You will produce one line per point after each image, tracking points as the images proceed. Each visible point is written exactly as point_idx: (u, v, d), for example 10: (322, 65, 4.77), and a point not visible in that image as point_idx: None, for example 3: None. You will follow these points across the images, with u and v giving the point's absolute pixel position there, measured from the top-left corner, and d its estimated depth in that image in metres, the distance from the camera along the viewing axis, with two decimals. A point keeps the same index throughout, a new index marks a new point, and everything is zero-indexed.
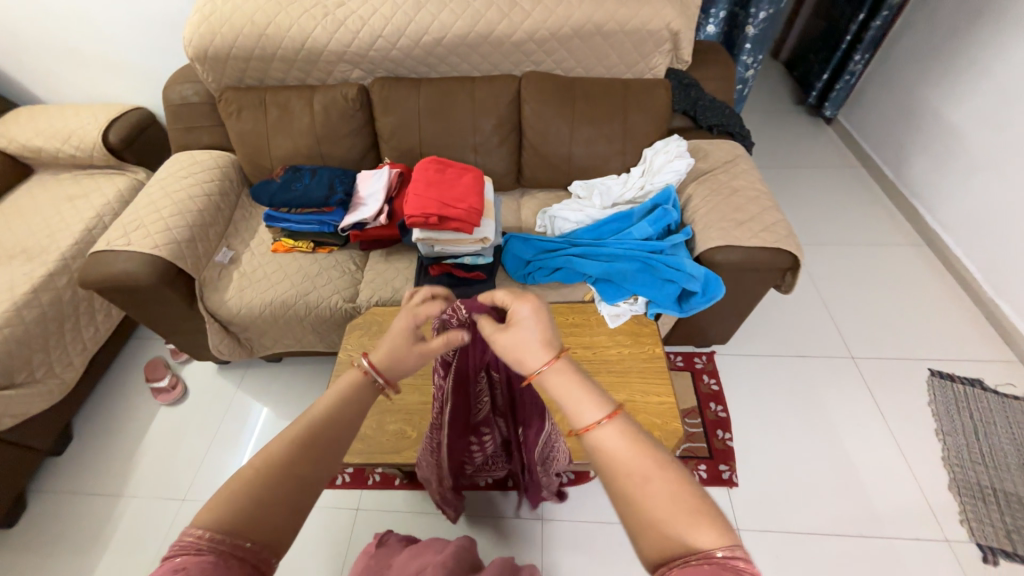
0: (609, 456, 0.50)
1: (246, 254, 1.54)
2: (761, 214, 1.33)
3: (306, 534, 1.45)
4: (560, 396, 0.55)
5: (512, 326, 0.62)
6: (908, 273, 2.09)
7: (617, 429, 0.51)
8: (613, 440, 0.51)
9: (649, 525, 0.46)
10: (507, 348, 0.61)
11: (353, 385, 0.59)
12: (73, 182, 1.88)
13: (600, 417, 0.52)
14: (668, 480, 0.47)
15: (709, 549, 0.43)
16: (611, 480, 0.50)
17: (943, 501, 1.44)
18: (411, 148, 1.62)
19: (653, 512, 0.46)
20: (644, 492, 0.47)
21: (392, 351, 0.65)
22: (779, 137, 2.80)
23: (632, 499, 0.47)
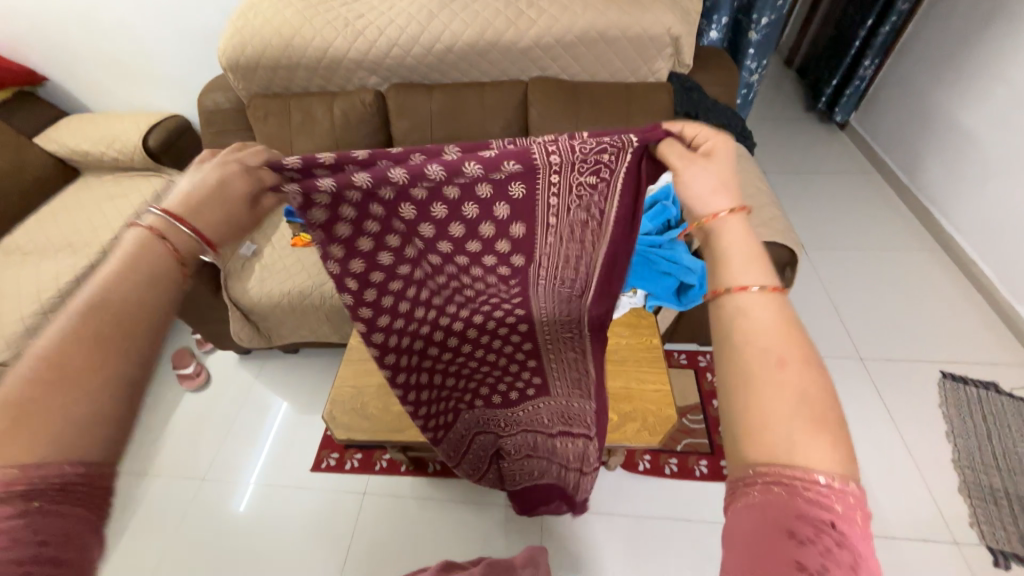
0: (751, 329, 0.47)
1: (267, 247, 1.64)
2: (758, 210, 1.36)
3: (317, 515, 1.52)
4: (725, 244, 0.52)
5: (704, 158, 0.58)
6: (921, 276, 2.06)
7: (772, 307, 0.48)
8: (765, 318, 0.47)
9: (759, 417, 0.43)
10: (692, 175, 0.57)
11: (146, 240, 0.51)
12: (115, 183, 2.04)
13: (761, 285, 0.48)
14: (806, 382, 0.44)
15: (815, 472, 0.40)
16: (738, 350, 0.47)
17: (953, 504, 1.41)
18: None
19: (767, 406, 0.43)
20: (778, 378, 0.44)
21: (202, 206, 0.56)
22: (789, 142, 2.81)
23: (755, 388, 0.44)
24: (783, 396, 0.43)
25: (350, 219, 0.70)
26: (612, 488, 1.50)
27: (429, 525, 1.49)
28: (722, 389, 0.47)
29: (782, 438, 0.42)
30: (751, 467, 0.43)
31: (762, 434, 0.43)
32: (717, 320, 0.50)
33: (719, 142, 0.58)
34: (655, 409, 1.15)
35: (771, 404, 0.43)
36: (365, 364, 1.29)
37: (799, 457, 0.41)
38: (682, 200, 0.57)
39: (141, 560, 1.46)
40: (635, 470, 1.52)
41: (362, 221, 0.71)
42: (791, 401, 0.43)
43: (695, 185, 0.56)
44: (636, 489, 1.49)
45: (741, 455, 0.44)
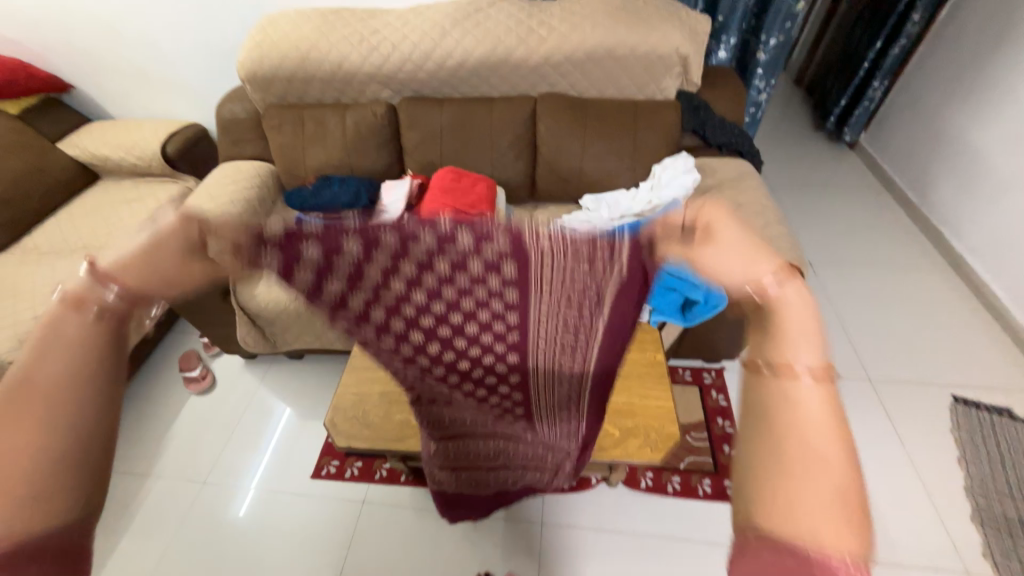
0: (796, 410, 0.44)
1: None
2: (764, 228, 1.36)
3: (316, 523, 1.51)
4: (786, 320, 0.49)
5: (712, 242, 0.53)
6: (932, 297, 2.03)
7: (821, 392, 0.44)
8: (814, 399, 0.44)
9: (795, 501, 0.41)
10: (711, 259, 0.52)
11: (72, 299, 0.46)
12: (132, 187, 2.09)
13: (813, 367, 0.44)
14: (844, 475, 0.42)
15: (836, 562, 0.39)
16: (781, 425, 0.44)
17: (965, 533, 1.37)
18: (432, 161, 1.73)
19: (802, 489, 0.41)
20: (816, 465, 0.41)
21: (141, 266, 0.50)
22: (798, 160, 2.81)
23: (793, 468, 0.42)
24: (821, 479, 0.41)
25: (333, 293, 0.67)
26: (613, 505, 1.48)
27: (427, 537, 1.47)
28: (749, 463, 0.44)
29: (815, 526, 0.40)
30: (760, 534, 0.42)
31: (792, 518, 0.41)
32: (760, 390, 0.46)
33: (711, 215, 0.54)
34: (658, 426, 1.14)
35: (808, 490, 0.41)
36: (366, 373, 1.30)
37: (824, 546, 0.39)
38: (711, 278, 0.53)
39: (138, 563, 1.46)
40: (637, 487, 1.50)
41: (347, 293, 0.68)
42: (826, 487, 0.41)
43: (724, 269, 0.52)
44: (637, 507, 1.47)
45: (755, 526, 0.42)
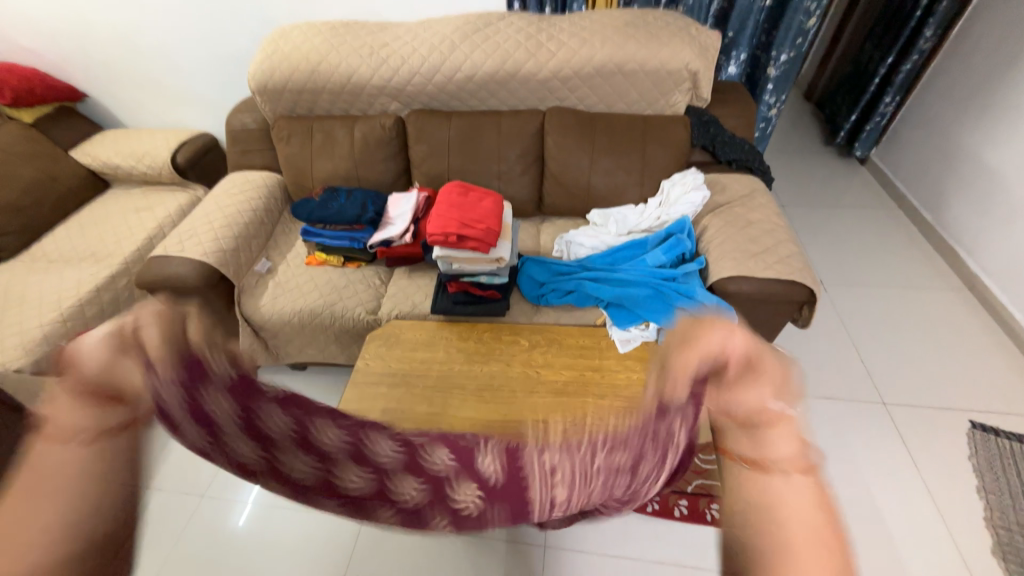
0: (779, 499, 0.51)
1: (282, 265, 1.66)
2: (776, 247, 1.33)
3: (315, 540, 1.49)
4: (779, 436, 0.56)
5: (758, 374, 0.62)
6: (947, 318, 1.98)
7: (806, 485, 0.52)
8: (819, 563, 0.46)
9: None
10: (758, 397, 0.60)
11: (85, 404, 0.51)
12: (142, 196, 2.11)
13: (795, 470, 0.53)
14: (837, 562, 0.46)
15: None
16: (773, 510, 0.51)
17: (985, 568, 1.32)
18: (439, 174, 1.73)
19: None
20: (805, 545, 0.47)
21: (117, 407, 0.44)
22: (807, 175, 2.79)
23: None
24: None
25: None
26: (619, 529, 1.44)
27: (427, 558, 1.43)
28: (748, 523, 0.51)
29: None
30: None
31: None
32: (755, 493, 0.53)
33: (773, 363, 0.62)
34: None
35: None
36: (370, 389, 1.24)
37: None
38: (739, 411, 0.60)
39: None
40: (644, 510, 1.46)
41: (291, 437, 0.86)
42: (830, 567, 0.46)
43: (743, 400, 0.60)
44: (643, 532, 1.43)
45: None
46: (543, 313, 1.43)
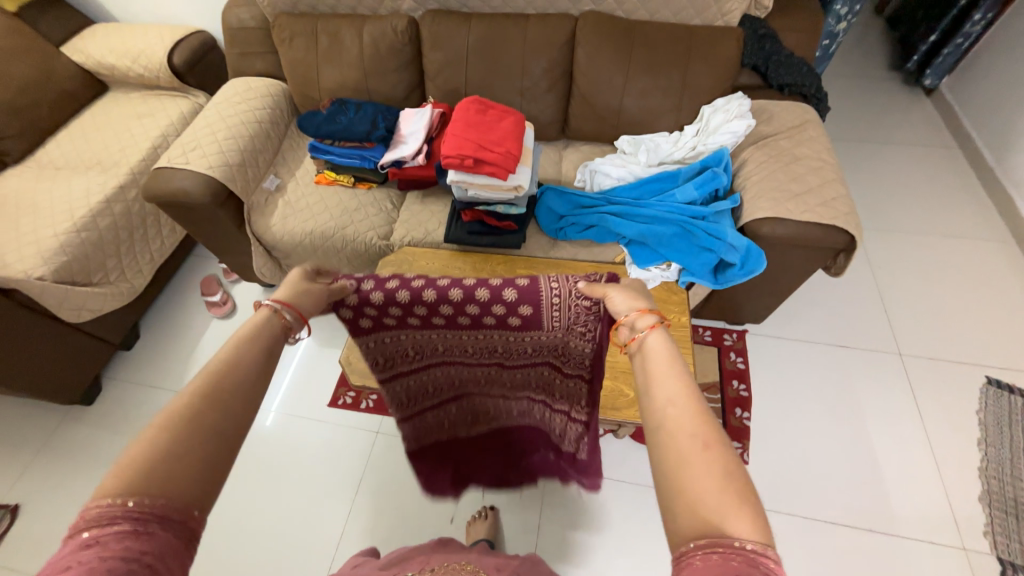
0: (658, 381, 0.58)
1: (291, 183, 1.60)
2: (821, 187, 1.22)
3: (333, 448, 1.60)
4: (652, 357, 0.60)
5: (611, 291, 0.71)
6: (987, 272, 1.87)
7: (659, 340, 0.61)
8: (658, 336, 0.62)
9: (672, 401, 0.54)
10: (615, 297, 0.69)
11: (262, 320, 0.60)
12: (142, 101, 1.99)
13: (648, 328, 0.63)
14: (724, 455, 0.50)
15: (748, 539, 0.44)
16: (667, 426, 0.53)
17: (968, 511, 1.37)
18: (456, 88, 1.58)
19: (715, 432, 0.51)
20: (702, 456, 0.49)
21: (658, 359, 0.60)
22: (864, 105, 2.51)
23: (695, 410, 0.53)
24: (680, 371, 0.57)
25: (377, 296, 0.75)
26: (617, 454, 1.53)
27: None
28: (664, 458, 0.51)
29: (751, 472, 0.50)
30: (692, 540, 0.46)
31: (728, 471, 0.48)
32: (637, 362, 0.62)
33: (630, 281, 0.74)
34: None
35: (669, 390, 0.55)
36: None
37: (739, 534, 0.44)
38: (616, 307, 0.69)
39: None
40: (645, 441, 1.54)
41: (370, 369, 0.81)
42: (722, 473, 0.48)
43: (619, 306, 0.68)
44: (641, 459, 1.52)
45: (683, 531, 0.47)
46: (560, 248, 1.37)
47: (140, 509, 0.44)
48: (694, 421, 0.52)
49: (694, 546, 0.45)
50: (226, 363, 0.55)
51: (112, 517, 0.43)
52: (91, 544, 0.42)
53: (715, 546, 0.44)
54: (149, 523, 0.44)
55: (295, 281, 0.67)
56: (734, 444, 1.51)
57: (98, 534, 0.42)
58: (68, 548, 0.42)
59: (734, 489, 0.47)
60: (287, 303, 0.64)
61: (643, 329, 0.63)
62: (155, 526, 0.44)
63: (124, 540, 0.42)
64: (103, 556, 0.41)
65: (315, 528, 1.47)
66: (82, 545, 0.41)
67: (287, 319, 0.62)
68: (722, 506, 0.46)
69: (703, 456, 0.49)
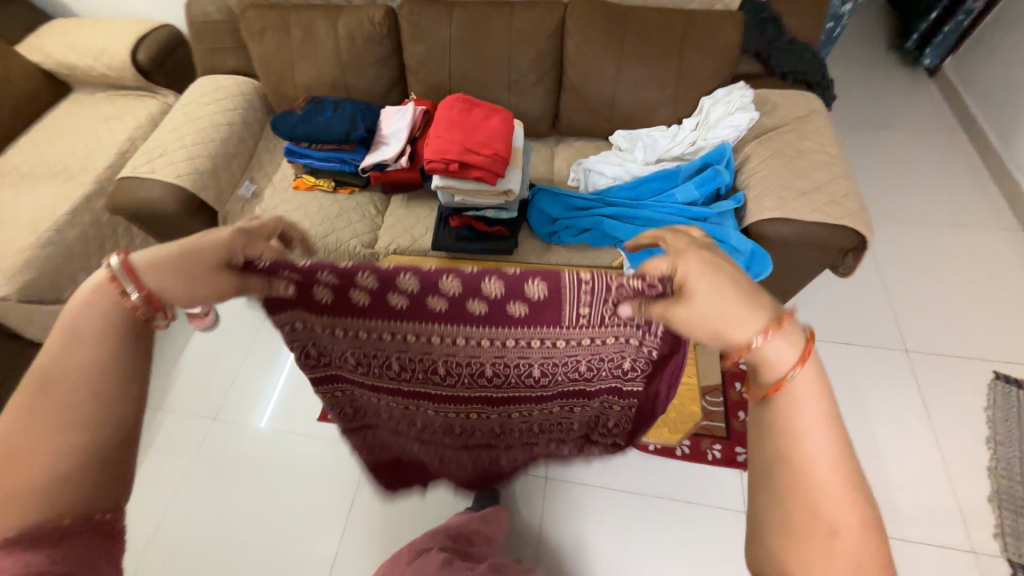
0: (805, 433, 0.46)
1: (268, 189, 1.51)
2: (829, 183, 1.14)
3: (324, 464, 1.54)
4: (800, 402, 0.47)
5: (689, 297, 0.53)
6: (994, 262, 1.82)
7: (808, 378, 0.48)
8: (804, 374, 0.48)
9: (819, 469, 0.44)
10: (705, 299, 0.52)
11: (93, 292, 0.48)
12: (108, 102, 1.88)
13: (787, 357, 0.48)
14: (862, 543, 0.42)
15: None
16: (803, 502, 0.44)
17: (979, 513, 1.34)
18: (439, 83, 1.48)
19: (855, 517, 0.43)
20: (832, 546, 0.42)
21: (807, 389, 0.47)
22: (864, 88, 2.43)
23: (839, 488, 0.43)
24: (828, 425, 0.46)
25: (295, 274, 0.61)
26: (619, 463, 1.48)
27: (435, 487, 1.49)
28: (774, 522, 0.45)
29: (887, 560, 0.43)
30: None
31: (856, 562, 0.42)
32: (771, 399, 0.48)
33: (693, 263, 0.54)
34: (677, 404, 1.06)
35: (821, 453, 0.44)
36: None
37: None
38: (715, 327, 0.51)
39: (159, 492, 1.52)
40: (646, 449, 1.49)
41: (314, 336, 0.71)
42: (850, 561, 0.42)
43: (721, 315, 0.51)
44: (643, 467, 1.47)
45: None
46: (554, 253, 1.30)
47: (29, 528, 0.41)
48: (834, 505, 0.43)
49: None
50: (88, 361, 0.46)
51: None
52: None
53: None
54: (45, 536, 0.41)
55: (172, 247, 0.53)
56: (739, 450, 1.47)
57: None
58: None
59: None
60: (147, 275, 0.50)
61: (781, 356, 0.48)
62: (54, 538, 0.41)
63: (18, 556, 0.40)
64: None
65: (310, 549, 1.42)
66: None
67: (128, 296, 0.49)
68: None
69: (834, 549, 0.42)
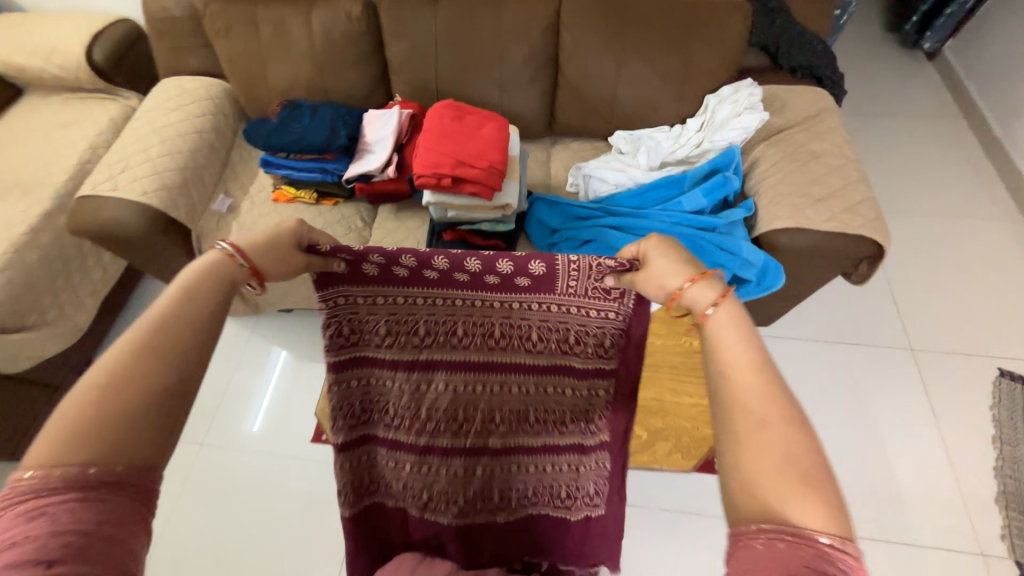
0: (725, 351, 0.52)
1: (245, 202, 1.40)
2: (844, 189, 1.08)
3: (321, 488, 1.48)
4: (719, 328, 0.55)
5: (644, 263, 0.67)
6: (997, 254, 1.79)
7: (729, 312, 0.56)
8: (725, 308, 0.56)
9: (735, 372, 0.50)
10: (654, 263, 0.65)
11: (212, 264, 0.56)
12: (64, 106, 1.73)
13: (711, 297, 0.57)
14: (791, 438, 0.45)
15: (814, 530, 0.40)
16: (728, 404, 0.49)
17: (987, 515, 1.34)
18: (426, 83, 1.37)
19: (780, 411, 0.47)
20: (760, 439, 0.45)
21: (726, 314, 0.55)
22: (863, 73, 2.36)
23: (760, 385, 0.48)
24: (744, 340, 0.53)
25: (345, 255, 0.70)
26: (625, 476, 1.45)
27: None
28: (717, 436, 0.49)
29: (823, 457, 0.45)
30: (749, 520, 0.43)
31: (792, 454, 0.44)
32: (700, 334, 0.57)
33: (649, 243, 0.67)
34: (689, 428, 1.03)
35: (739, 358, 0.51)
36: None
37: (811, 525, 0.40)
38: (657, 279, 0.64)
39: None
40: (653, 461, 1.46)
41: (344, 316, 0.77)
42: (782, 453, 0.44)
43: (663, 272, 0.64)
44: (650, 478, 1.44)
45: (735, 510, 0.44)
46: None
47: (93, 475, 0.40)
48: (758, 402, 0.47)
49: (753, 528, 0.42)
50: (174, 307, 0.50)
51: (58, 486, 0.39)
52: (37, 515, 0.38)
53: (779, 532, 0.41)
54: (103, 489, 0.40)
55: (265, 235, 0.62)
56: None
57: (43, 505, 0.38)
58: (7, 521, 0.38)
59: (797, 476, 0.43)
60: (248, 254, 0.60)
61: (707, 295, 0.57)
62: (110, 493, 0.40)
63: (76, 508, 0.38)
64: (53, 529, 0.37)
65: None
66: (25, 519, 0.37)
67: (240, 268, 0.58)
68: (780, 491, 0.42)
69: (763, 441, 0.45)
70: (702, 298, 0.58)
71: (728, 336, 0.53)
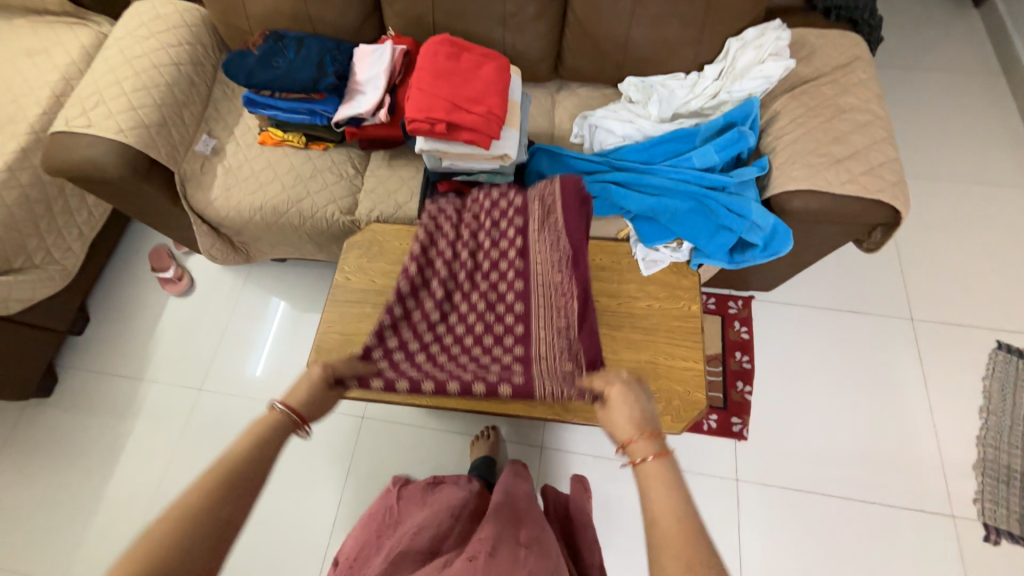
0: (651, 496, 0.61)
1: (230, 144, 1.33)
2: (867, 150, 1.01)
3: (318, 435, 1.51)
4: (652, 483, 0.63)
5: (608, 406, 0.77)
6: (1015, 225, 1.72)
7: (661, 465, 0.64)
8: (658, 465, 0.64)
9: (661, 518, 0.58)
10: (614, 411, 0.75)
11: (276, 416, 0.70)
12: (29, 30, 1.59)
13: (649, 454, 0.65)
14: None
15: None
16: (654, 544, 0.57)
17: (962, 481, 1.38)
18: (421, 15, 1.25)
19: (693, 553, 0.54)
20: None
21: (658, 472, 0.63)
22: (901, 20, 2.16)
23: (679, 533, 0.56)
24: (669, 491, 0.61)
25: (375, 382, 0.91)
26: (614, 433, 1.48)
27: (430, 458, 1.49)
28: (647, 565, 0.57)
29: None
30: None
31: None
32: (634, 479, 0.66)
33: (616, 390, 0.77)
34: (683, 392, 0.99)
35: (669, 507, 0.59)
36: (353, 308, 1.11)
37: None
38: (613, 427, 0.74)
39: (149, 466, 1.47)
40: None
41: None
42: None
43: (618, 419, 0.74)
44: None
45: None
46: None
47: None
48: (678, 544, 0.55)
49: None
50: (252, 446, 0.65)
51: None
52: None
53: None
54: None
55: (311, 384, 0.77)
56: (734, 420, 1.46)
57: None
58: None
59: None
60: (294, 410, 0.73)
61: (641, 454, 0.66)
62: None
63: None
64: None
65: (308, 519, 1.42)
66: None
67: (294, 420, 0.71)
68: None
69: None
70: (639, 453, 0.67)
71: (651, 489, 0.62)
